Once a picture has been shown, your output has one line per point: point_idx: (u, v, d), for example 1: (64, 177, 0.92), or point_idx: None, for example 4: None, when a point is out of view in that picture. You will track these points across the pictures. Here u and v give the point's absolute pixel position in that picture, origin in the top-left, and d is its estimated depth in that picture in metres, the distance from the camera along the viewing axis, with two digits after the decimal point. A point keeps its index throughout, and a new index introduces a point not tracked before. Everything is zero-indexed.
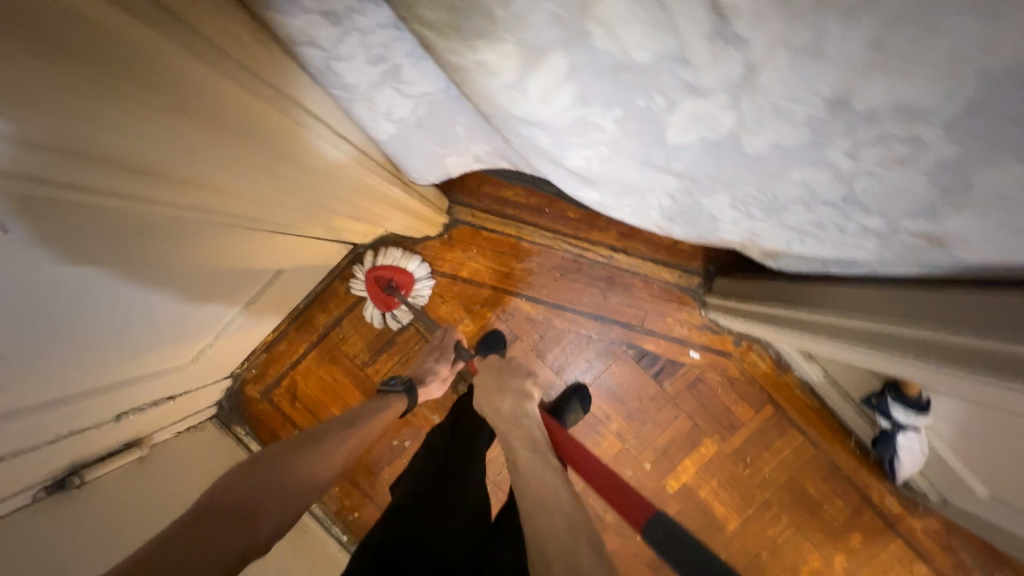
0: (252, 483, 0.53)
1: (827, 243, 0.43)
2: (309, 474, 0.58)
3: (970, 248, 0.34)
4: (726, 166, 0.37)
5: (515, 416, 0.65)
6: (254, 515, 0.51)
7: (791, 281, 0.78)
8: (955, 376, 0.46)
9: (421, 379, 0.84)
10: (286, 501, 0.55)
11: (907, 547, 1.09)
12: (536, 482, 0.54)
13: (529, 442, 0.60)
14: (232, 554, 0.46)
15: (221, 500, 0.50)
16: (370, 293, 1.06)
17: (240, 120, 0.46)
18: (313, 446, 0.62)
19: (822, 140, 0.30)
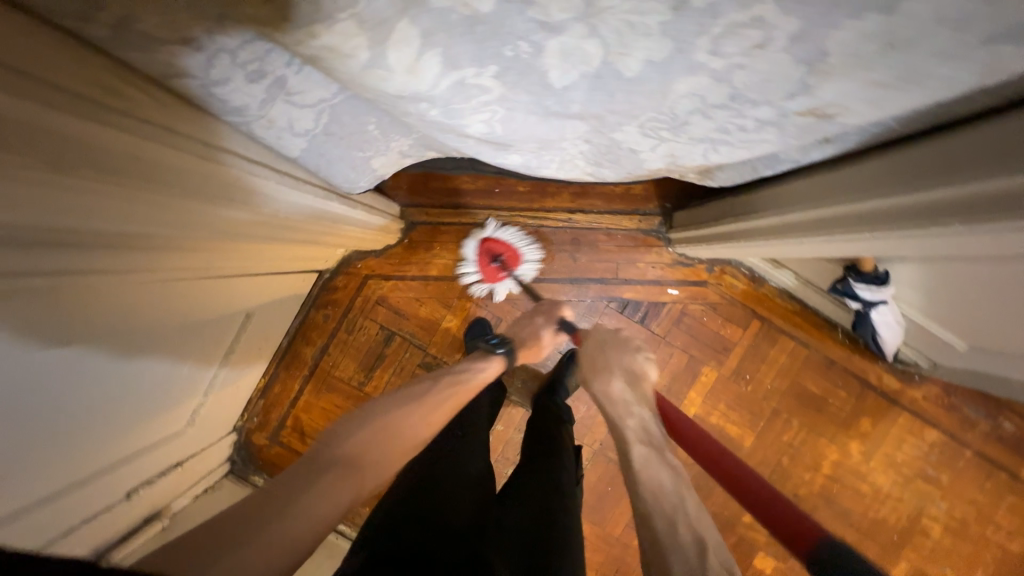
0: (361, 440, 0.56)
1: (738, 145, 0.45)
2: (411, 429, 0.61)
3: (852, 113, 0.38)
4: (615, 95, 0.39)
5: (627, 403, 0.67)
6: (362, 465, 0.54)
7: (745, 193, 0.80)
8: (901, 236, 0.49)
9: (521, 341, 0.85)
10: (392, 454, 0.58)
11: (914, 417, 1.14)
12: (653, 474, 0.59)
13: (643, 432, 0.64)
14: (342, 504, 0.50)
15: (330, 454, 0.54)
16: (477, 258, 1.08)
17: (184, 178, 0.46)
18: (415, 404, 0.64)
19: (683, 44, 0.33)
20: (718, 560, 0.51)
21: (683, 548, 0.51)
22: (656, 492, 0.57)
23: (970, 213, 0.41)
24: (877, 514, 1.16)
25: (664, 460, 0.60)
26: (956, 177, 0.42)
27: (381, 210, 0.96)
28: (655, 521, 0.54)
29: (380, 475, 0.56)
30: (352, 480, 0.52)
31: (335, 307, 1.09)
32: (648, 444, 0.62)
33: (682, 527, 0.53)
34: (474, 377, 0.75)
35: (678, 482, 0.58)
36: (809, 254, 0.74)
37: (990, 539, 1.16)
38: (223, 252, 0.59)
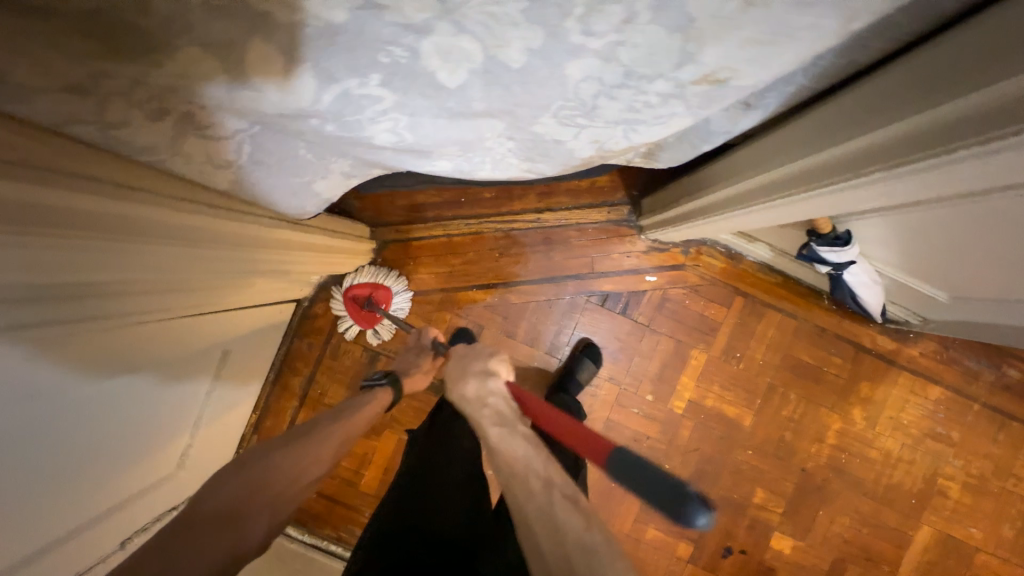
0: (238, 487, 0.49)
1: (652, 124, 0.44)
2: (300, 467, 0.56)
3: (744, 77, 0.36)
4: (507, 88, 0.38)
5: (480, 396, 0.61)
6: (242, 514, 0.48)
7: (709, 168, 0.77)
8: (884, 180, 0.44)
9: (405, 371, 0.86)
10: (270, 505, 0.51)
11: (914, 375, 1.11)
12: (510, 450, 0.53)
13: (498, 416, 0.59)
14: (218, 562, 0.44)
15: (194, 513, 0.46)
16: (348, 310, 1.06)
17: (165, 228, 0.50)
18: (303, 441, 0.58)
19: (554, 29, 0.31)
20: (564, 493, 0.48)
21: (535, 495, 0.48)
22: (510, 464, 0.52)
23: (948, 137, 0.35)
24: (891, 479, 1.12)
25: (519, 430, 0.56)
26: (924, 100, 0.37)
27: (350, 235, 0.98)
28: (516, 488, 0.50)
29: (265, 523, 0.50)
30: (228, 535, 0.46)
31: (317, 334, 1.10)
32: (501, 423, 0.57)
33: (534, 480, 0.49)
34: (364, 408, 0.72)
35: (532, 446, 0.53)
36: (783, 219, 0.70)
37: (1012, 492, 1.13)
38: (189, 291, 0.61)
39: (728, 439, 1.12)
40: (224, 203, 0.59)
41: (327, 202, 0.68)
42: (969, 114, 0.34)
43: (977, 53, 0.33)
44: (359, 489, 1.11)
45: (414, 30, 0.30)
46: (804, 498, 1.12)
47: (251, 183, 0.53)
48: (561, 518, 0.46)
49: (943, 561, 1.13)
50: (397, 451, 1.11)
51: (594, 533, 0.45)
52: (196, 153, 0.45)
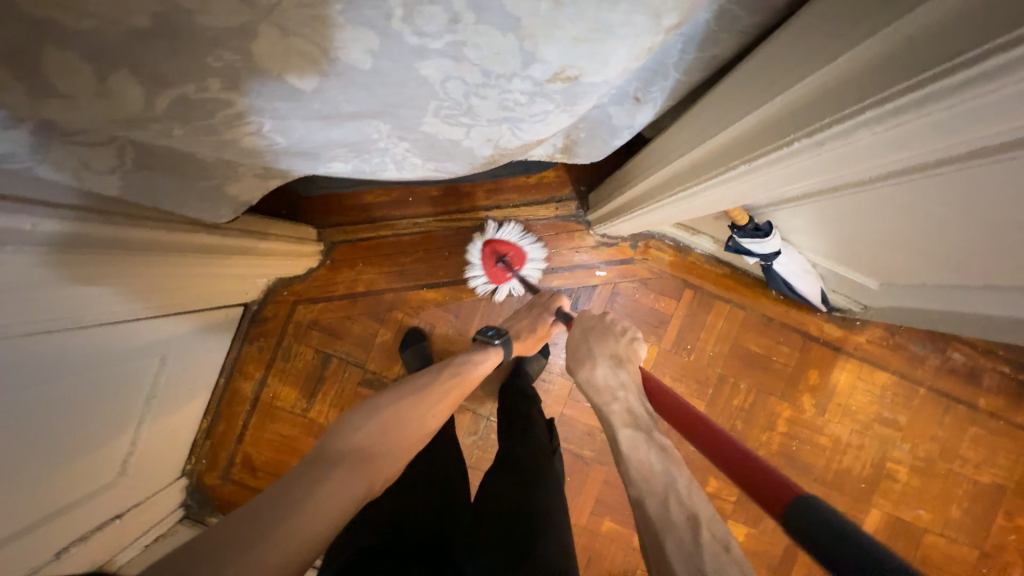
0: (368, 436, 0.60)
1: (533, 122, 0.45)
2: (415, 420, 0.67)
3: (595, 74, 0.36)
4: (369, 90, 0.38)
5: (611, 388, 0.65)
6: (374, 455, 0.59)
7: (636, 157, 0.76)
8: (792, 159, 0.39)
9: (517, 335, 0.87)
10: (398, 447, 0.63)
11: (862, 362, 1.13)
12: (644, 458, 0.55)
13: (629, 416, 0.61)
14: (359, 491, 0.54)
15: (337, 452, 0.56)
16: (482, 260, 1.08)
17: (63, 238, 0.51)
18: (418, 399, 0.69)
19: (383, 29, 0.31)
20: (714, 534, 0.48)
21: (677, 529, 0.48)
22: (646, 476, 0.53)
23: (853, 94, 0.30)
24: (841, 464, 1.15)
25: (653, 441, 0.58)
26: (815, 62, 0.33)
27: (292, 239, 0.99)
28: (647, 505, 0.51)
29: (387, 466, 0.60)
30: (363, 470, 0.56)
31: (268, 338, 1.10)
32: (634, 428, 0.59)
33: (674, 506, 0.50)
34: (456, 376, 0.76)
35: (668, 464, 0.54)
36: (714, 207, 0.66)
37: (958, 473, 1.15)
38: (103, 297, 0.62)
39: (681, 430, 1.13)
40: (137, 213, 0.61)
41: (247, 205, 0.68)
42: (816, 94, 0.34)
43: (820, 31, 0.33)
44: None
45: (237, 32, 0.30)
46: None
47: (146, 188, 0.52)
48: (714, 565, 0.45)
49: (892, 543, 1.15)
50: None
51: None
52: (69, 160, 0.44)
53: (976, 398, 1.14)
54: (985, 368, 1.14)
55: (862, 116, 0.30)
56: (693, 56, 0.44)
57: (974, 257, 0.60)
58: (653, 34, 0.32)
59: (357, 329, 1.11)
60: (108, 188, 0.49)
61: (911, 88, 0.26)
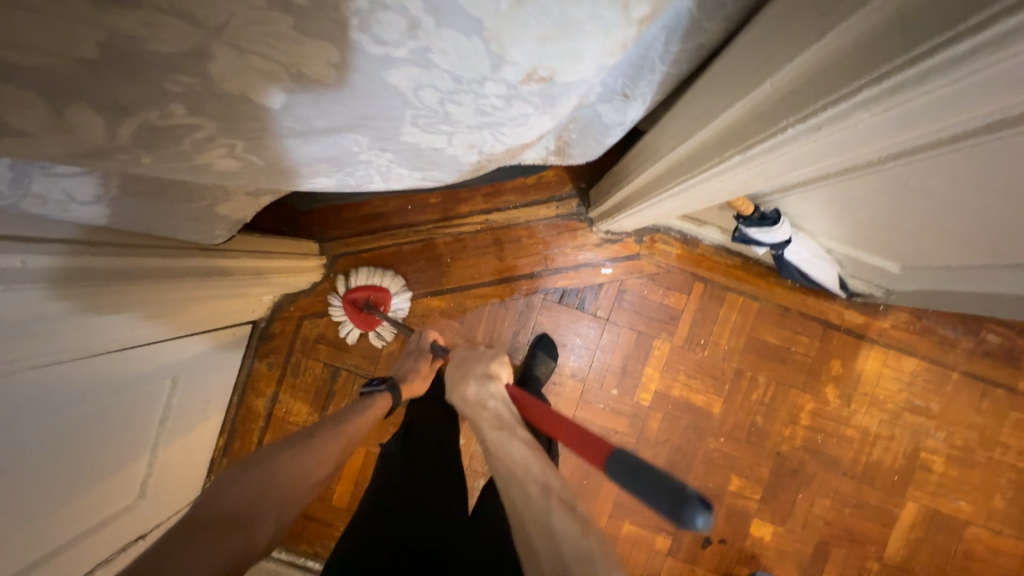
0: (241, 491, 0.55)
1: (513, 126, 0.43)
2: (306, 470, 0.62)
3: (570, 73, 0.34)
4: (339, 103, 0.37)
5: (480, 399, 0.68)
6: (249, 513, 0.54)
7: (632, 152, 0.74)
8: (787, 147, 0.36)
9: (403, 377, 0.86)
10: (278, 504, 0.57)
11: (888, 348, 1.08)
12: (507, 452, 0.60)
13: (496, 420, 0.65)
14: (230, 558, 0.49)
15: (207, 514, 0.51)
16: (345, 313, 1.07)
17: (31, 271, 0.49)
18: (304, 445, 0.64)
19: (342, 42, 0.30)
20: (562, 499, 0.54)
21: (533, 502, 0.54)
22: (508, 465, 0.59)
23: (845, 73, 0.28)
24: (871, 457, 1.09)
25: (514, 433, 0.63)
26: (805, 41, 0.30)
27: (292, 255, 0.99)
28: (512, 490, 0.57)
29: (269, 521, 0.55)
30: (239, 531, 0.51)
31: (277, 353, 1.11)
32: (499, 426, 0.64)
33: (531, 485, 0.56)
34: (363, 414, 0.75)
35: (528, 449, 0.60)
36: (713, 199, 0.63)
37: (1000, 461, 1.09)
38: (105, 325, 0.62)
39: (699, 428, 1.09)
40: (111, 241, 0.59)
41: (241, 223, 0.68)
42: (808, 75, 0.31)
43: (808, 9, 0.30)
44: (332, 504, 1.11)
45: (194, 56, 0.29)
46: (781, 482, 1.09)
47: (134, 214, 0.52)
48: (560, 524, 0.51)
49: (931, 537, 1.09)
50: (366, 465, 1.11)
51: (583, 534, 0.51)
52: (52, 192, 0.44)
53: (1016, 381, 1.08)
54: None
55: (857, 96, 0.27)
56: (679, 46, 0.42)
57: (999, 235, 0.56)
58: (625, 25, 0.30)
59: (363, 341, 1.11)
60: (97, 218, 0.50)
61: (907, 64, 0.24)
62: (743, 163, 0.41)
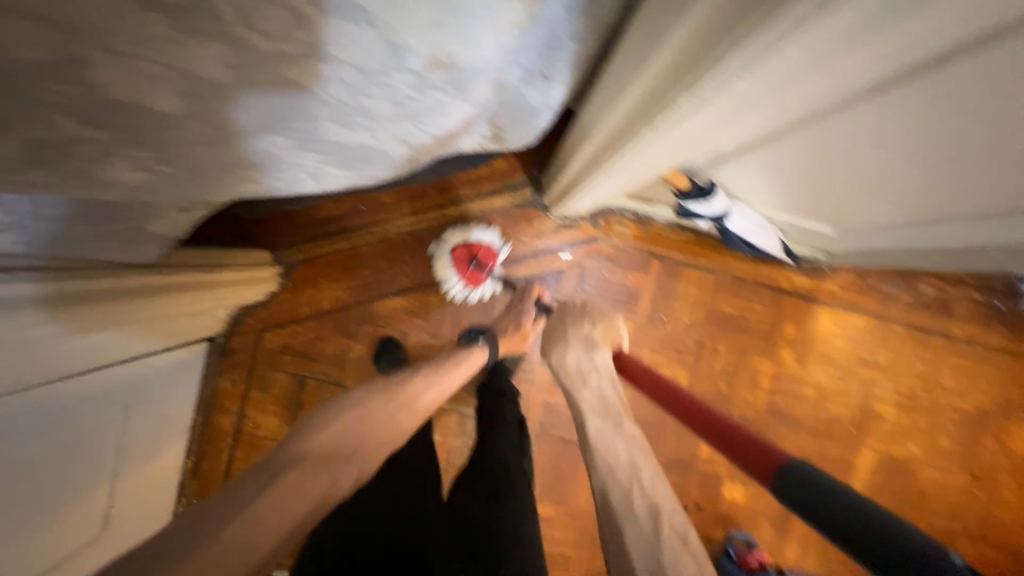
0: (335, 433, 0.61)
1: (435, 113, 0.44)
2: (388, 423, 0.68)
3: (473, 54, 0.35)
4: (246, 102, 0.36)
5: (583, 373, 0.70)
6: (343, 453, 0.60)
7: (567, 137, 0.75)
8: (681, 123, 0.38)
9: (502, 332, 0.92)
10: (364, 452, 0.62)
11: (836, 307, 1.14)
12: (610, 444, 0.60)
13: (599, 402, 0.66)
14: (327, 487, 0.55)
15: (309, 448, 0.57)
16: (454, 269, 1.05)
17: None
18: (392, 397, 0.71)
19: (231, 40, 0.29)
20: (673, 528, 0.50)
21: (637, 515, 0.51)
22: (610, 461, 0.57)
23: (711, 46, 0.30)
24: (828, 412, 1.15)
25: (619, 430, 0.62)
26: (674, 20, 0.32)
27: (244, 266, 0.96)
28: (611, 493, 0.54)
29: (359, 462, 0.61)
30: (334, 465, 0.57)
31: (239, 368, 1.08)
32: (604, 416, 0.64)
33: (635, 495, 0.54)
34: (454, 368, 0.81)
35: (632, 451, 0.59)
36: (645, 180, 0.65)
37: (942, 403, 1.17)
38: (30, 348, 0.60)
39: None
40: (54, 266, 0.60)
41: (177, 239, 0.65)
42: (684, 52, 0.34)
43: None
44: None
45: (67, 64, 0.27)
46: None
47: (47, 235, 0.50)
48: (671, 556, 0.47)
49: (887, 480, 1.17)
50: None
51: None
52: None
53: (952, 328, 1.15)
54: (956, 297, 1.15)
55: (723, 64, 0.30)
56: (585, 25, 0.42)
57: (913, 191, 0.59)
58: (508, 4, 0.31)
59: (328, 348, 1.10)
60: (6, 243, 0.47)
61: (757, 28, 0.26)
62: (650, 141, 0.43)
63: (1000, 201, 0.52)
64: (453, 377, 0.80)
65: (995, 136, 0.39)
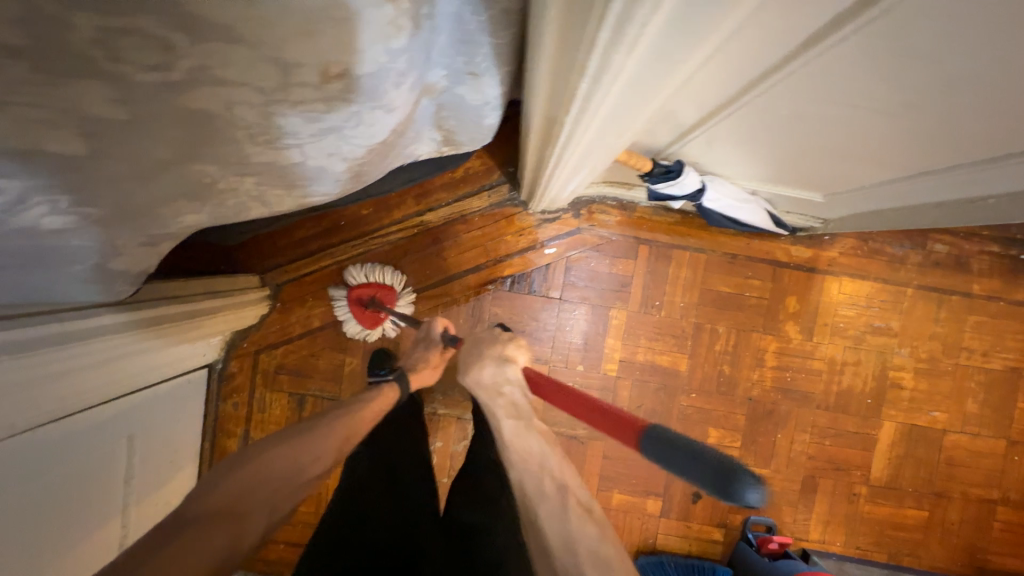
0: (235, 487, 0.51)
1: (354, 124, 0.42)
2: (299, 467, 0.58)
3: (365, 65, 0.34)
4: (152, 134, 0.35)
5: (497, 385, 0.60)
6: (241, 511, 0.49)
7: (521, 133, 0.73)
8: (589, 119, 0.35)
9: (411, 367, 0.85)
10: (270, 500, 0.53)
11: (840, 276, 1.08)
12: (524, 444, 0.57)
13: (514, 408, 0.59)
14: (218, 558, 0.44)
15: (185, 515, 0.46)
16: (350, 309, 1.06)
17: (16, 346, 0.56)
18: (305, 437, 0.62)
19: (107, 75, 0.28)
20: (579, 501, 0.52)
21: (548, 499, 0.52)
22: (525, 459, 0.56)
23: (573, 45, 0.28)
24: (842, 385, 1.10)
25: (532, 427, 0.58)
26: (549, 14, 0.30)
27: (223, 291, 0.95)
28: (525, 483, 0.54)
29: (260, 523, 0.51)
30: (228, 527, 0.47)
31: (240, 392, 1.11)
32: (516, 418, 0.58)
33: (547, 479, 0.54)
34: (371, 403, 0.75)
35: (545, 444, 0.57)
36: (600, 167, 0.62)
37: (966, 366, 1.10)
38: (43, 388, 0.62)
39: (670, 388, 1.10)
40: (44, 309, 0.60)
41: (146, 272, 0.65)
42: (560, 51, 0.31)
43: None
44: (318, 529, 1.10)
45: None
46: (758, 427, 1.10)
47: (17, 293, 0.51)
48: (577, 527, 0.50)
49: (913, 452, 1.11)
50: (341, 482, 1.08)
51: (602, 540, 0.49)
52: None
53: (970, 286, 1.08)
54: (972, 253, 1.08)
55: (588, 70, 0.27)
56: (490, 15, 0.40)
57: (891, 146, 0.54)
58: (380, 4, 0.30)
59: (322, 365, 1.11)
60: None
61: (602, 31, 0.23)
62: (573, 133, 0.40)
63: (986, 148, 0.48)
64: (371, 410, 0.73)
65: (958, 72, 0.36)
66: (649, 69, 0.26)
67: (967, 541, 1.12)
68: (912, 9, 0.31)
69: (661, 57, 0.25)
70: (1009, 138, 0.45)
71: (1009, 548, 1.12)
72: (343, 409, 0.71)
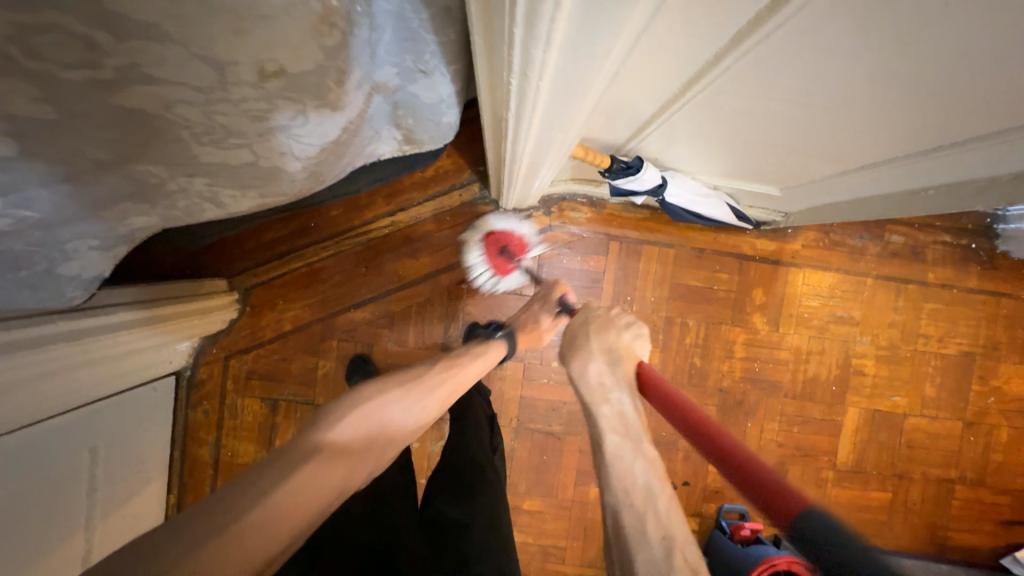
0: (358, 424, 0.58)
1: (302, 122, 0.43)
2: (402, 421, 0.65)
3: (300, 61, 0.35)
4: (88, 133, 0.35)
5: (603, 386, 0.59)
6: (357, 445, 0.57)
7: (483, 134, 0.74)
8: (530, 115, 0.36)
9: (523, 327, 0.89)
10: (380, 440, 0.61)
11: (803, 267, 1.12)
12: (627, 467, 0.51)
13: (620, 421, 0.55)
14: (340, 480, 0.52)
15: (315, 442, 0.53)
16: (483, 253, 1.03)
17: None
18: (416, 390, 0.68)
19: (31, 73, 0.28)
20: (685, 559, 0.45)
21: (649, 544, 0.46)
22: (630, 488, 0.49)
23: (497, 39, 0.29)
24: (807, 373, 1.14)
25: (638, 451, 0.53)
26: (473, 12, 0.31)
27: (183, 296, 0.92)
28: (623, 517, 0.48)
29: (369, 459, 0.59)
30: (349, 461, 0.54)
31: (210, 399, 1.09)
32: (624, 435, 0.53)
33: (650, 522, 0.47)
34: (476, 364, 0.78)
35: (651, 476, 0.50)
36: (558, 164, 0.63)
37: (924, 352, 1.15)
38: None
39: None
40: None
41: (99, 278, 0.62)
42: (490, 48, 0.32)
43: None
44: None
45: None
46: (729, 417, 1.13)
47: None
48: None
49: (876, 436, 1.15)
50: None
51: None
52: None
53: (925, 275, 1.13)
54: (926, 243, 1.12)
55: (514, 62, 0.28)
56: (430, 11, 0.41)
57: (833, 140, 0.57)
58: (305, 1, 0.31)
59: (295, 369, 1.09)
60: None
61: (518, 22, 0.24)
62: (518, 130, 0.41)
63: (919, 139, 0.51)
64: (471, 372, 0.77)
65: (880, 62, 0.38)
66: (573, 61, 0.28)
67: (929, 520, 1.16)
68: (825, 3, 0.33)
69: (578, 49, 0.26)
70: (938, 129, 0.47)
71: (969, 524, 1.17)
72: (449, 363, 0.76)
